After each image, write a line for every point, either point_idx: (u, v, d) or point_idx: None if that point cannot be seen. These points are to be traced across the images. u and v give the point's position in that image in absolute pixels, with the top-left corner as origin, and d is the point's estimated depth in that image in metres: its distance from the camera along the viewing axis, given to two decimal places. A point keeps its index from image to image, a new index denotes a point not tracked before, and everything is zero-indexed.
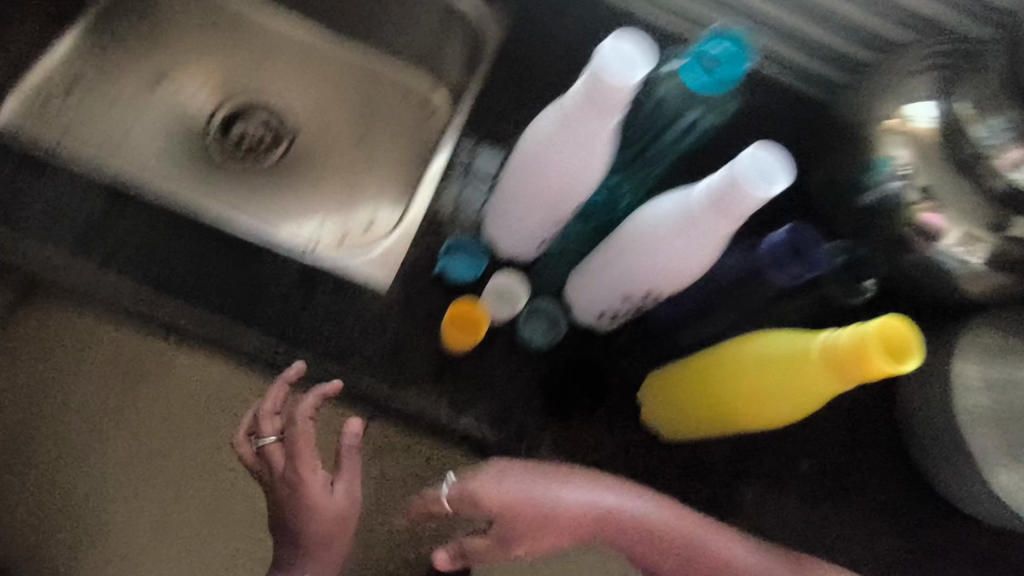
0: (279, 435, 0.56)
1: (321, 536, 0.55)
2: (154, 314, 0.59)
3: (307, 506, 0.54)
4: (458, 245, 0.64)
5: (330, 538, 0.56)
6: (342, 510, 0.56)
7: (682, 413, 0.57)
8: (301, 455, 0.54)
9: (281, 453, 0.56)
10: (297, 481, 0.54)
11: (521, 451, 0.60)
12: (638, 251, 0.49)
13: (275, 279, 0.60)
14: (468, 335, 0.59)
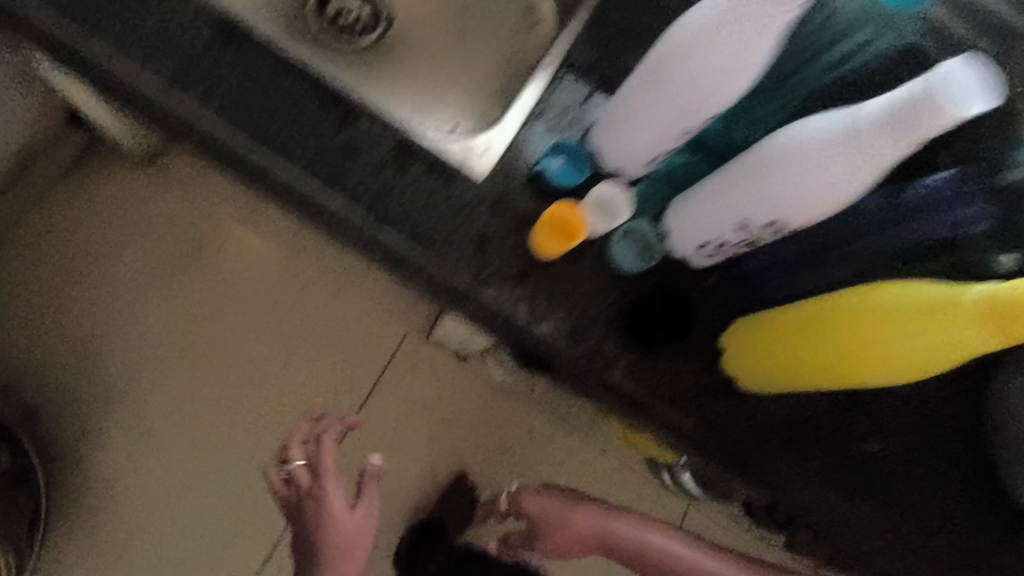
0: (302, 460, 0.77)
1: (337, 540, 0.79)
2: (243, 159, 0.56)
3: (330, 519, 0.78)
4: (561, 147, 0.59)
5: (349, 540, 0.80)
6: (356, 522, 0.80)
7: (782, 359, 0.55)
8: (326, 480, 0.77)
9: (306, 473, 0.78)
10: (320, 494, 0.77)
11: (592, 372, 0.58)
12: (790, 164, 0.48)
13: (370, 145, 0.57)
14: (562, 240, 0.55)
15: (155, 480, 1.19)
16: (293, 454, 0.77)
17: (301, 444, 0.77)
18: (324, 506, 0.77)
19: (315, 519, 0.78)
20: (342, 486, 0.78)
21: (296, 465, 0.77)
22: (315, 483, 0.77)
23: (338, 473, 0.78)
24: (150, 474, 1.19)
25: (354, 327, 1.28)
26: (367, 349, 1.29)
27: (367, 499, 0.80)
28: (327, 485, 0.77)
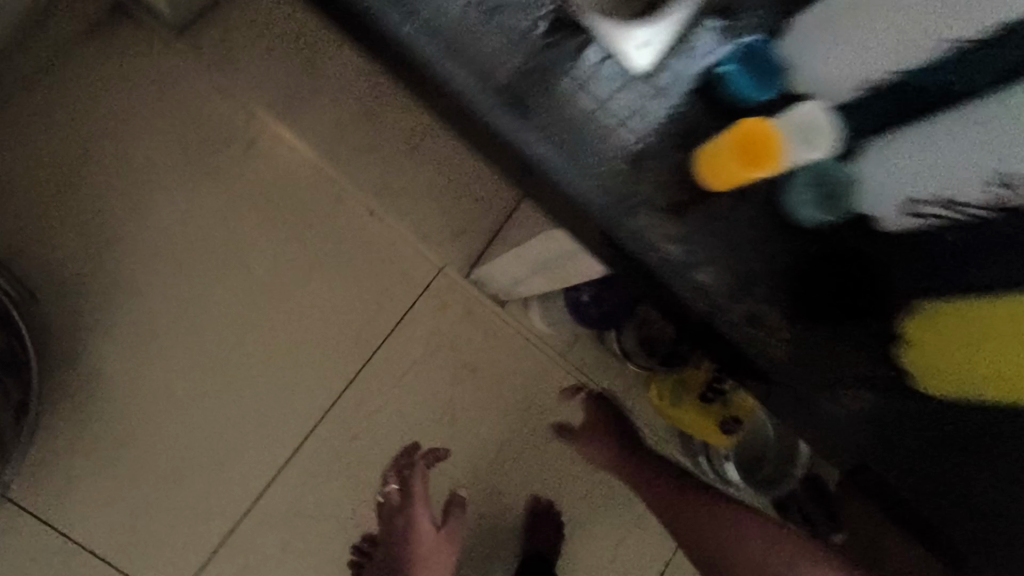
0: (396, 486, 1.17)
1: (421, 556, 1.12)
2: (369, 18, 0.51)
3: (415, 536, 1.13)
4: (748, 54, 0.52)
5: (430, 553, 1.12)
6: (437, 540, 1.13)
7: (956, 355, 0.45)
8: (415, 505, 1.14)
9: (397, 495, 1.16)
10: (411, 520, 1.14)
11: (749, 337, 0.54)
12: None
13: (511, 19, 0.51)
14: (740, 164, 0.49)
15: (169, 387, 1.15)
16: (391, 481, 1.18)
17: (397, 474, 1.18)
18: (408, 508, 1.14)
19: (405, 520, 1.14)
20: (426, 506, 1.14)
21: (392, 489, 1.17)
22: (406, 501, 1.14)
23: (422, 496, 1.14)
24: (168, 377, 1.15)
25: (391, 254, 1.23)
26: (401, 279, 1.24)
27: (450, 529, 1.13)
28: (415, 502, 1.13)
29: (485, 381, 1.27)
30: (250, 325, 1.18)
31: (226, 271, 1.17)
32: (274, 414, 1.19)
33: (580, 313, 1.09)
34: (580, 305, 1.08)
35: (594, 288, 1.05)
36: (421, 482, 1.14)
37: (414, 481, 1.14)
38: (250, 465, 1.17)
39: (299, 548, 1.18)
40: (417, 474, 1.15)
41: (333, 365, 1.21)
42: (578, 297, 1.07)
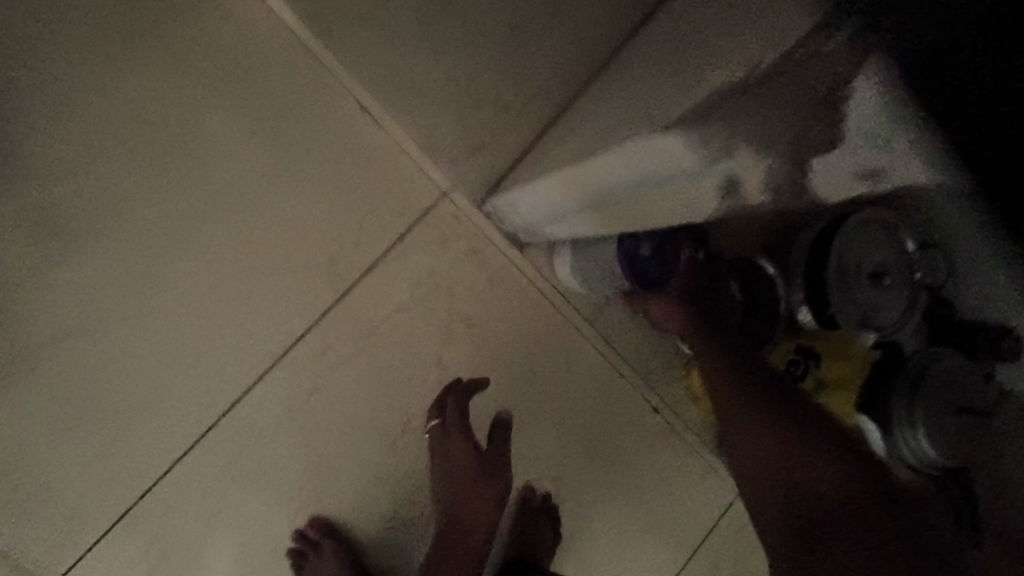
0: (436, 422, 0.94)
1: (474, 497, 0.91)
2: None
3: (462, 475, 0.91)
4: None
5: (483, 492, 0.91)
6: (481, 473, 0.92)
7: None
8: (455, 437, 0.92)
9: (438, 432, 0.93)
10: (454, 457, 0.91)
11: None
12: None
13: None
14: None
15: (74, 300, 0.86)
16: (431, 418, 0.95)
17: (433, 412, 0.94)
18: (449, 442, 0.92)
19: (448, 458, 0.91)
20: (470, 437, 0.91)
21: (430, 425, 0.94)
22: (448, 435, 0.92)
23: (464, 423, 0.92)
24: (73, 289, 0.86)
25: (383, 168, 0.96)
26: (393, 200, 0.96)
27: (495, 458, 0.93)
28: (456, 432, 0.91)
29: (487, 343, 1.00)
30: (189, 237, 0.90)
31: (166, 163, 0.89)
32: (211, 354, 0.91)
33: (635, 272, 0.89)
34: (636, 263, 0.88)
35: (654, 241, 0.89)
36: (460, 408, 0.92)
37: (451, 407, 0.92)
38: (172, 417, 0.89)
39: (224, 529, 0.91)
40: (453, 400, 0.93)
41: (293, 299, 0.93)
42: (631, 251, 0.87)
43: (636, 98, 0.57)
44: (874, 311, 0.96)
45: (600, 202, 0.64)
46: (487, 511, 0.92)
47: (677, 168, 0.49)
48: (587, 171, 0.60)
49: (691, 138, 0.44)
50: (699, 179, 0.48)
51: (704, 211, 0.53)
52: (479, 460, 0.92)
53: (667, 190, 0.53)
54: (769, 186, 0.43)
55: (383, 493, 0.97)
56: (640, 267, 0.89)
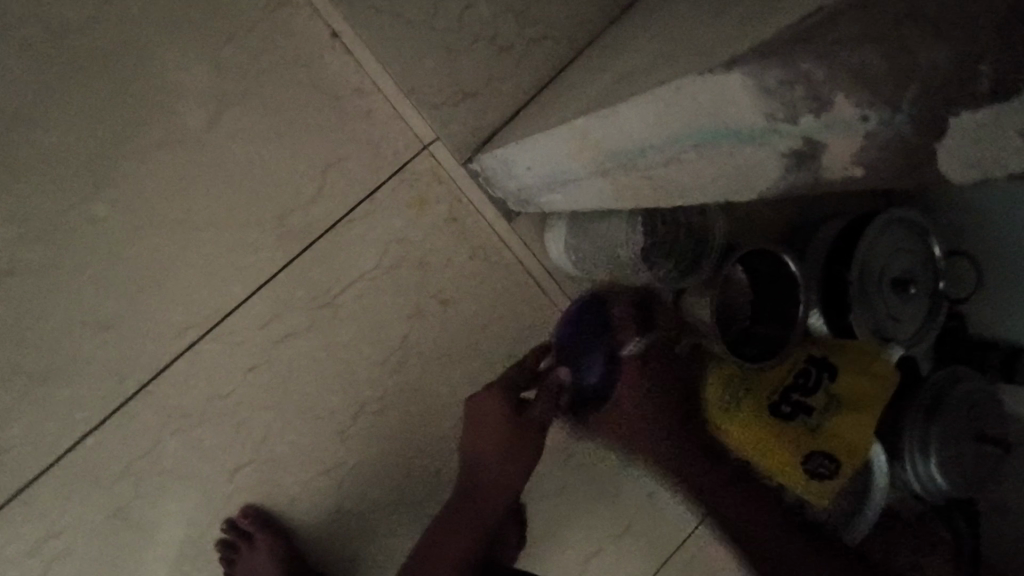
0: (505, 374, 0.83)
1: (493, 473, 0.81)
2: None
3: (483, 441, 0.80)
4: None
5: (502, 471, 0.82)
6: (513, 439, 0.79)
7: None
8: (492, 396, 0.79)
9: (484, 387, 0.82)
10: (480, 418, 0.80)
11: None
12: None
13: None
14: None
15: None
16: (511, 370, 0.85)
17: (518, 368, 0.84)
18: (485, 399, 0.80)
19: (478, 415, 0.80)
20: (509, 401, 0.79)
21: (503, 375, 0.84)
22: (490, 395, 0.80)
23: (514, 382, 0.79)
24: None
25: (354, 113, 0.82)
26: (363, 152, 0.83)
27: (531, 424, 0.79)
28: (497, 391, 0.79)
29: (462, 324, 0.88)
30: (115, 173, 0.76)
31: (91, 85, 0.75)
32: (135, 315, 0.77)
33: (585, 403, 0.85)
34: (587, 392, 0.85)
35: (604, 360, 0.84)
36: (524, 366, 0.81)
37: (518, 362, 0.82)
38: (85, 384, 0.76)
39: (141, 516, 0.79)
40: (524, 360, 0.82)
41: (238, 257, 0.80)
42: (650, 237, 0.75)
43: (679, 38, 0.44)
44: (893, 321, 0.86)
45: (615, 165, 0.51)
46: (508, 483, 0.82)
47: (737, 119, 0.36)
48: (610, 120, 0.47)
49: (769, 77, 0.32)
50: (766, 137, 0.35)
51: (755, 185, 0.40)
52: (514, 424, 0.79)
53: (715, 151, 0.40)
54: (873, 152, 0.31)
55: (330, 487, 0.85)
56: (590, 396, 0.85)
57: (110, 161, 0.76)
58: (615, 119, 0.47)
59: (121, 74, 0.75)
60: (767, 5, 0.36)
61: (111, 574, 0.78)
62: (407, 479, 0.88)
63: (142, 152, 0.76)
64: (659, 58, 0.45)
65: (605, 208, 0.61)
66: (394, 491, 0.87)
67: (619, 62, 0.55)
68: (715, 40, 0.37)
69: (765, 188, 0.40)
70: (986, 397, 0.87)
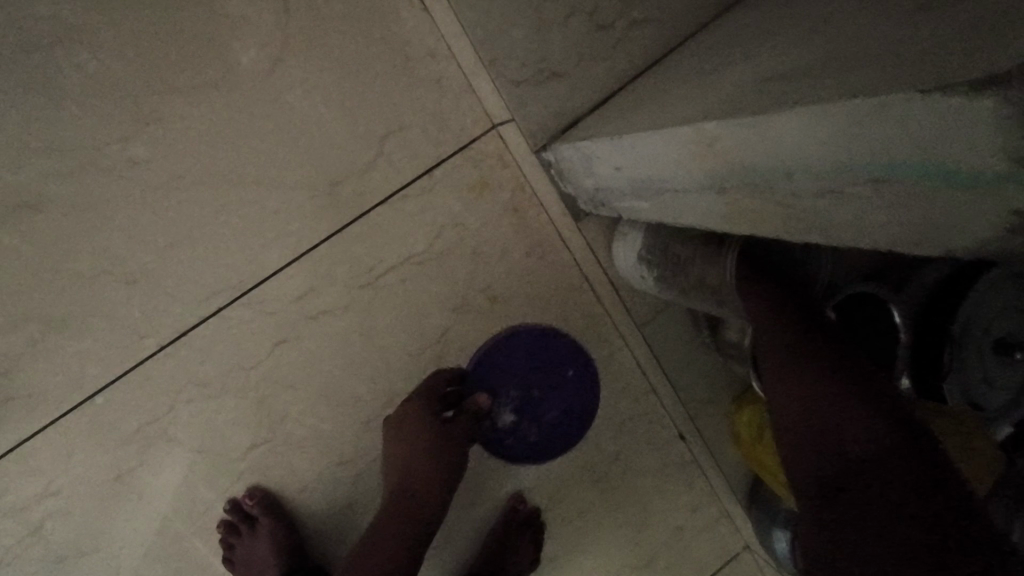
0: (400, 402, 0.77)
1: (422, 485, 0.72)
2: None
3: (404, 451, 0.72)
4: None
5: (425, 480, 0.72)
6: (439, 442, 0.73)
7: None
8: (410, 418, 0.72)
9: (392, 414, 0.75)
10: (403, 428, 0.72)
11: None
12: None
13: None
14: None
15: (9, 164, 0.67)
16: None
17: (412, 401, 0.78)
18: (402, 420, 0.73)
19: (399, 430, 0.73)
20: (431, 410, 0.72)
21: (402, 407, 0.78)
22: (408, 415, 0.73)
23: (429, 400, 0.73)
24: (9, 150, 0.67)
25: (423, 77, 0.74)
26: (427, 122, 0.75)
27: (457, 438, 0.74)
28: (422, 411, 0.72)
29: (506, 325, 0.80)
30: (159, 113, 0.69)
31: (147, 11, 0.68)
32: (162, 269, 0.71)
33: (499, 444, 0.83)
34: (494, 435, 0.83)
35: (516, 405, 0.83)
36: (431, 388, 0.74)
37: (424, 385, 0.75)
38: (102, 336, 0.71)
39: (145, 482, 0.73)
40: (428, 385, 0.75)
41: (278, 218, 0.73)
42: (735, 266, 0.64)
43: (877, 34, 0.35)
44: (988, 388, 0.73)
45: (742, 182, 0.43)
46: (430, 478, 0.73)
47: (958, 151, 0.26)
48: (756, 127, 0.38)
49: None
50: (1001, 184, 0.25)
51: (956, 239, 0.31)
52: (436, 430, 0.72)
53: (904, 188, 0.31)
54: None
55: (345, 479, 0.78)
56: (502, 441, 0.83)
57: (156, 97, 0.69)
58: (764, 129, 0.38)
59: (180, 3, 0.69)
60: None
61: (108, 538, 0.73)
62: None
63: (192, 92, 0.70)
64: (842, 59, 0.36)
65: (706, 227, 0.52)
66: None
67: (767, 56, 0.45)
68: (947, 42, 0.28)
69: (965, 245, 0.31)
70: None
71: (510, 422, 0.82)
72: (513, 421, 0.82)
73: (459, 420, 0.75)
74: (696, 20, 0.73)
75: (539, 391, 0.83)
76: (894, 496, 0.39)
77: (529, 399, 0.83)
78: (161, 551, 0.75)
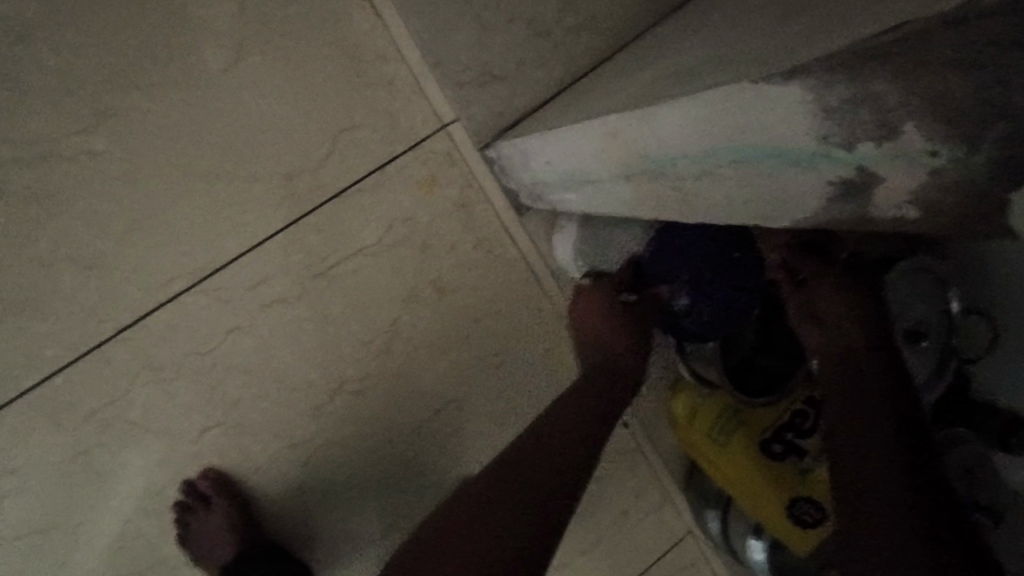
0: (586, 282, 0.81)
1: (604, 375, 0.73)
2: None
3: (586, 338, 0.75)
4: None
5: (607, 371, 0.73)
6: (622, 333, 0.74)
7: None
8: (597, 301, 0.76)
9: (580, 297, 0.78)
10: (586, 316, 0.76)
11: None
12: None
13: None
14: None
15: None
16: (364, 387, 0.82)
17: (362, 385, 0.82)
18: (587, 307, 0.76)
19: (582, 317, 0.77)
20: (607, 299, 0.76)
21: (353, 392, 0.82)
22: (594, 298, 0.77)
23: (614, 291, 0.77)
24: None
25: (374, 80, 0.79)
26: (379, 121, 0.79)
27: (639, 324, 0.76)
28: (601, 299, 0.76)
29: (456, 314, 0.84)
30: (120, 107, 0.73)
31: (108, 11, 0.72)
32: (120, 256, 0.74)
33: (676, 328, 0.79)
34: (673, 318, 0.79)
35: (691, 287, 0.77)
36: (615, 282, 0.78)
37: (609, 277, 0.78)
38: (58, 322, 0.73)
39: (99, 463, 0.76)
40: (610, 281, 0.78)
41: (234, 209, 0.77)
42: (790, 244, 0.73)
43: (732, 45, 0.42)
44: None
45: (644, 172, 0.49)
46: (560, 449, 0.66)
47: (788, 135, 0.34)
48: (648, 121, 0.44)
49: (835, 95, 0.30)
50: (816, 162, 0.34)
51: (793, 212, 0.39)
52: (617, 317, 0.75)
53: (754, 172, 0.38)
54: (933, 191, 0.30)
55: (298, 463, 0.81)
56: (679, 324, 0.78)
57: (116, 91, 0.72)
58: (651, 123, 0.44)
59: (143, 5, 0.72)
60: (827, 22, 0.33)
61: (62, 518, 0.75)
62: (377, 466, 0.84)
63: (153, 87, 0.73)
64: (708, 63, 0.42)
65: (621, 215, 0.58)
66: (360, 478, 0.83)
67: (661, 62, 0.52)
68: (766, 51, 0.36)
69: (799, 216, 0.39)
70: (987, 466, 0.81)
71: (687, 304, 0.77)
72: (687, 303, 0.77)
73: (642, 303, 0.76)
74: (627, 32, 0.79)
75: (712, 274, 0.77)
76: (891, 513, 0.56)
77: (705, 281, 0.77)
78: (113, 533, 0.77)
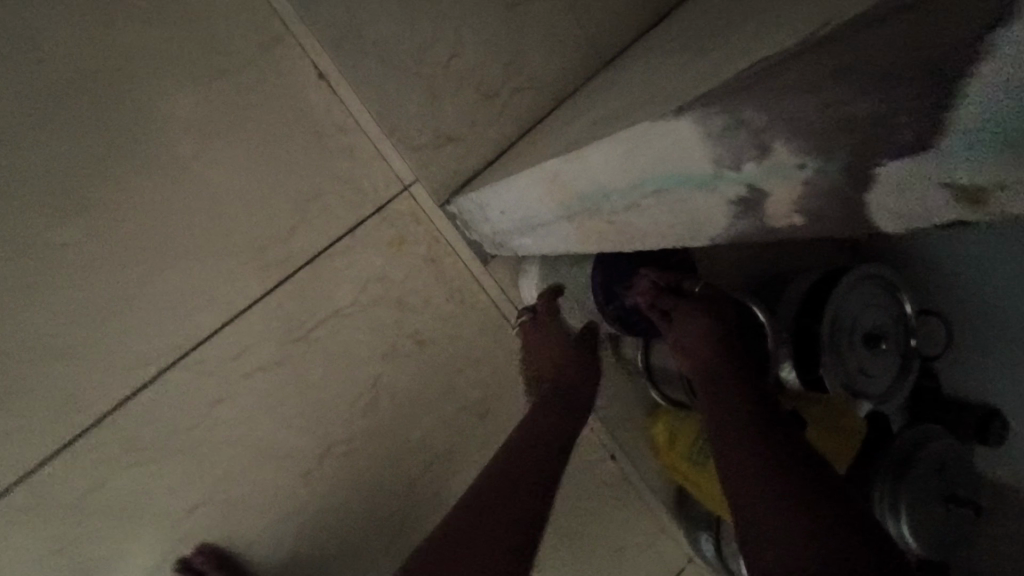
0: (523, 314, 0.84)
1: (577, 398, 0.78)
2: None
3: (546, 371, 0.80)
4: None
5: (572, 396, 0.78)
6: (576, 353, 0.80)
7: None
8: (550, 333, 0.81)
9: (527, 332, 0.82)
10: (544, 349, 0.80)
11: None
12: None
13: None
14: None
15: None
16: (352, 444, 0.84)
17: (350, 443, 0.84)
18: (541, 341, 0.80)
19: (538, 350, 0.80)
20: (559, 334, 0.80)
21: (341, 451, 0.84)
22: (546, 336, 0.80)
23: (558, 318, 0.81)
24: None
25: (335, 151, 0.83)
26: (344, 189, 0.84)
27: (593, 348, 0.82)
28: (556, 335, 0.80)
29: (434, 365, 0.87)
30: (91, 201, 0.75)
31: (71, 112, 0.75)
32: (101, 344, 0.76)
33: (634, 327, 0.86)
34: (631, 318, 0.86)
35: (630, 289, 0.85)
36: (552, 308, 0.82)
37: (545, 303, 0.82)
38: (43, 416, 0.75)
39: (93, 549, 0.76)
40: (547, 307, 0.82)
41: (211, 287, 0.80)
42: (656, 284, 0.82)
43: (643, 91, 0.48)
44: (864, 375, 0.83)
45: (581, 208, 0.53)
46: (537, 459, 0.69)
47: (689, 162, 0.39)
48: (577, 163, 0.49)
49: (717, 123, 0.35)
50: (714, 183, 0.38)
51: (708, 231, 0.43)
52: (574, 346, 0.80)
53: (669, 196, 0.43)
54: (812, 200, 0.34)
55: (294, 528, 0.82)
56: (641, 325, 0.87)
57: (87, 188, 0.75)
58: (580, 164, 0.49)
59: (105, 103, 0.76)
60: (712, 68, 0.38)
61: None
62: (373, 521, 0.85)
63: (122, 180, 0.76)
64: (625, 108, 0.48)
65: (568, 253, 0.63)
66: (358, 535, 0.84)
67: (591, 110, 0.58)
68: (663, 94, 0.42)
69: (713, 234, 0.43)
70: (958, 458, 0.83)
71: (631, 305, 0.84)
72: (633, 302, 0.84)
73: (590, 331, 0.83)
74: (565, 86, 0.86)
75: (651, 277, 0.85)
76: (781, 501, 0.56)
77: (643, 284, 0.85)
78: None
